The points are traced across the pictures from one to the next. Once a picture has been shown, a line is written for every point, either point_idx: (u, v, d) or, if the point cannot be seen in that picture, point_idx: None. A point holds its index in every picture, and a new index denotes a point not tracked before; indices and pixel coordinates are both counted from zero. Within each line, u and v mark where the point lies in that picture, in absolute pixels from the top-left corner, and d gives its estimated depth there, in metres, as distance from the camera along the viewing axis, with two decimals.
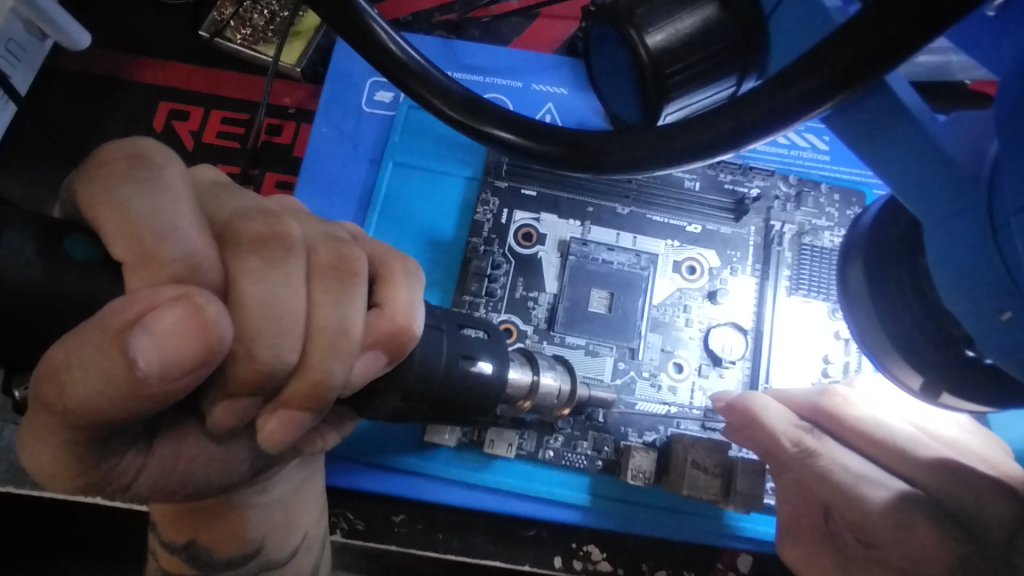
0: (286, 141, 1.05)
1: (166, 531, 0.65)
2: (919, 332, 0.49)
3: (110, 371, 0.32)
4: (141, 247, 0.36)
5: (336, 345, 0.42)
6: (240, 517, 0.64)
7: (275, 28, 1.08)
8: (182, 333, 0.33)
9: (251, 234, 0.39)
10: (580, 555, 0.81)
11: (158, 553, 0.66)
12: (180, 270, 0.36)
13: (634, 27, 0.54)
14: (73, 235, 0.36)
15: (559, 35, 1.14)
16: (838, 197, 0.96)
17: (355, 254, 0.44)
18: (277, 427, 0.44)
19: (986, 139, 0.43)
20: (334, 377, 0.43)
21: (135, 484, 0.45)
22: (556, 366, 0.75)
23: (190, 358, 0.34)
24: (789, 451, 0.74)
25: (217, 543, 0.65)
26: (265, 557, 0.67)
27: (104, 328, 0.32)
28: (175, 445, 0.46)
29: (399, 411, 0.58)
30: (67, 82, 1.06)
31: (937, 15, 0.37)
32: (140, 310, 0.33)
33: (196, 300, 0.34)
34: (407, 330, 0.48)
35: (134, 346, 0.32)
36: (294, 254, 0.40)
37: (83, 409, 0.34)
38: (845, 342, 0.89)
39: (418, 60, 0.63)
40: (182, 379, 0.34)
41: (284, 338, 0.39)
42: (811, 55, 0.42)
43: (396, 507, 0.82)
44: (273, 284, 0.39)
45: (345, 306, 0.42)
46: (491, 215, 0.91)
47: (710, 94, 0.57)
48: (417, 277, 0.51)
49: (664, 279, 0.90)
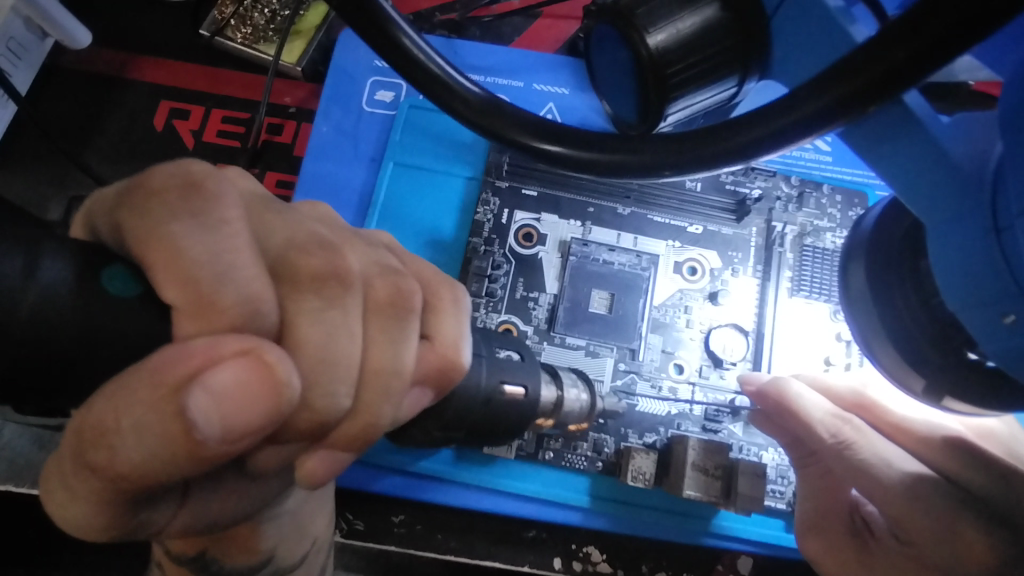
0: (286, 141, 1.04)
1: (172, 544, 0.61)
2: (923, 338, 0.48)
3: (166, 432, 0.32)
4: (195, 292, 0.34)
5: (389, 386, 0.41)
6: (255, 530, 0.63)
7: (276, 27, 1.07)
8: (246, 391, 0.33)
9: (308, 270, 0.38)
10: (580, 556, 0.82)
11: (165, 563, 0.63)
12: (239, 317, 0.35)
13: (635, 28, 0.54)
14: (112, 269, 0.34)
15: (560, 35, 1.14)
16: (839, 199, 0.95)
17: (411, 289, 0.43)
18: (318, 465, 0.44)
19: (989, 143, 0.43)
20: (383, 419, 0.42)
21: (166, 525, 0.43)
22: (578, 382, 0.74)
23: (252, 418, 0.33)
24: (824, 441, 0.72)
25: (230, 554, 0.63)
26: (275, 565, 0.66)
27: (160, 388, 0.31)
28: (209, 488, 0.45)
29: (439, 438, 0.62)
30: (67, 82, 1.06)
31: (978, 22, 0.36)
32: (200, 365, 0.32)
33: (263, 356, 0.33)
34: (456, 365, 0.47)
35: (194, 404, 0.31)
36: (352, 293, 0.39)
37: (134, 472, 0.33)
38: (847, 343, 0.89)
39: (423, 57, 0.62)
40: (243, 440, 0.34)
41: (339, 386, 0.39)
42: (834, 67, 0.42)
43: (396, 508, 0.82)
44: (333, 326, 0.38)
45: (399, 345, 0.42)
46: (491, 215, 0.90)
47: (711, 95, 0.57)
48: (465, 306, 0.50)
49: (665, 280, 0.90)
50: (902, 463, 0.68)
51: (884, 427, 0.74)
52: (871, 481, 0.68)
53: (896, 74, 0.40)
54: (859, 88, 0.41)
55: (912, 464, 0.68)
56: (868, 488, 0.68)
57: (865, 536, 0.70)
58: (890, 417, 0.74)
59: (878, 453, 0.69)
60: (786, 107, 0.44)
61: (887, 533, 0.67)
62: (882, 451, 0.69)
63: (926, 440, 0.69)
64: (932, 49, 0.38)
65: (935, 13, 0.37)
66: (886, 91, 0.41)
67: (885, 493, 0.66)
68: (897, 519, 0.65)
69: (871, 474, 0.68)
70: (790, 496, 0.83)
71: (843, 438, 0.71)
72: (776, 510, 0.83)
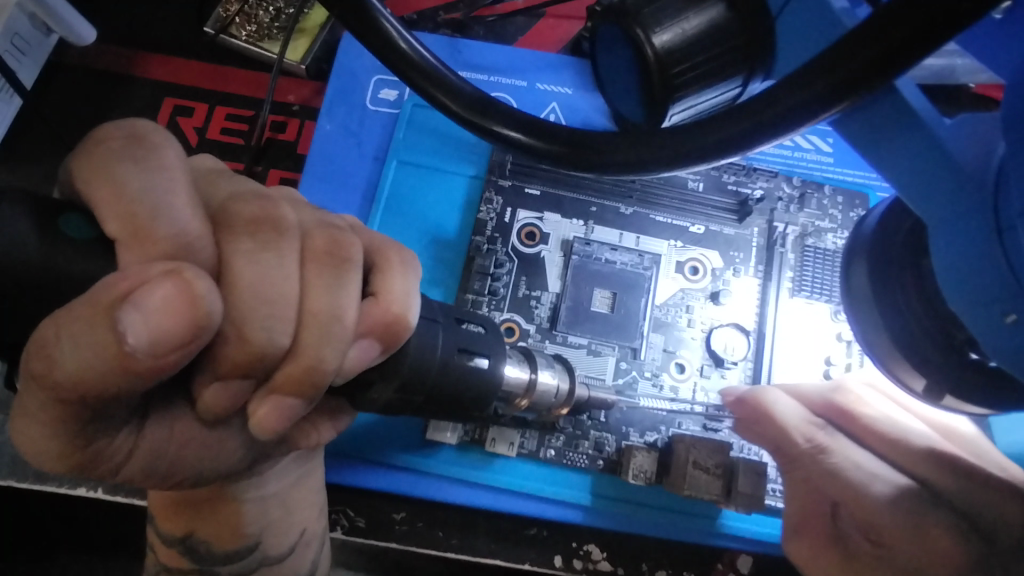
0: (291, 138, 1.05)
1: (164, 524, 0.65)
2: (922, 335, 0.49)
3: (99, 346, 0.32)
4: (132, 223, 0.36)
5: (328, 330, 0.42)
6: (235, 510, 0.65)
7: (281, 25, 1.07)
8: (171, 308, 0.33)
9: (245, 217, 0.40)
10: (580, 554, 0.82)
11: (156, 546, 0.67)
12: (171, 248, 0.37)
13: (641, 26, 0.54)
14: (68, 214, 0.36)
15: (564, 34, 1.14)
16: (841, 199, 0.96)
17: (349, 242, 0.44)
18: (268, 413, 0.43)
19: (992, 143, 0.43)
20: (326, 363, 0.42)
21: (124, 466, 0.46)
22: (554, 365, 0.75)
23: (179, 333, 0.34)
24: (800, 446, 0.75)
25: (216, 539, 0.65)
26: (262, 553, 0.67)
27: (93, 303, 0.32)
28: (163, 423, 0.46)
29: (393, 403, 0.57)
30: (70, 77, 1.06)
31: (943, 23, 0.38)
32: (129, 285, 0.32)
33: (185, 275, 0.33)
34: (402, 320, 0.47)
35: (123, 321, 0.32)
36: (287, 238, 0.40)
37: (74, 382, 0.34)
38: (848, 343, 0.89)
39: (429, 59, 0.63)
40: (173, 353, 0.34)
41: (276, 323, 0.40)
42: (819, 60, 0.42)
43: (396, 505, 0.82)
44: (266, 267, 0.39)
45: (339, 292, 0.42)
46: (494, 214, 0.91)
47: (714, 95, 0.58)
48: (413, 266, 0.50)
49: (666, 280, 0.90)
50: (869, 465, 0.74)
51: (853, 430, 0.77)
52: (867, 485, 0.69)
53: (888, 61, 0.40)
54: (848, 76, 0.41)
55: (879, 467, 0.74)
56: (841, 494, 0.72)
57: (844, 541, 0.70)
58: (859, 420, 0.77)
59: (846, 457, 0.74)
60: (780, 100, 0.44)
61: (858, 533, 0.70)
62: (852, 456, 0.74)
63: (905, 448, 0.73)
64: (918, 37, 0.39)
65: (908, 15, 0.38)
66: (879, 76, 0.41)
67: (858, 500, 0.71)
68: (868, 522, 0.70)
69: (841, 477, 0.73)
70: None
71: (816, 444, 0.75)
72: (777, 509, 0.83)
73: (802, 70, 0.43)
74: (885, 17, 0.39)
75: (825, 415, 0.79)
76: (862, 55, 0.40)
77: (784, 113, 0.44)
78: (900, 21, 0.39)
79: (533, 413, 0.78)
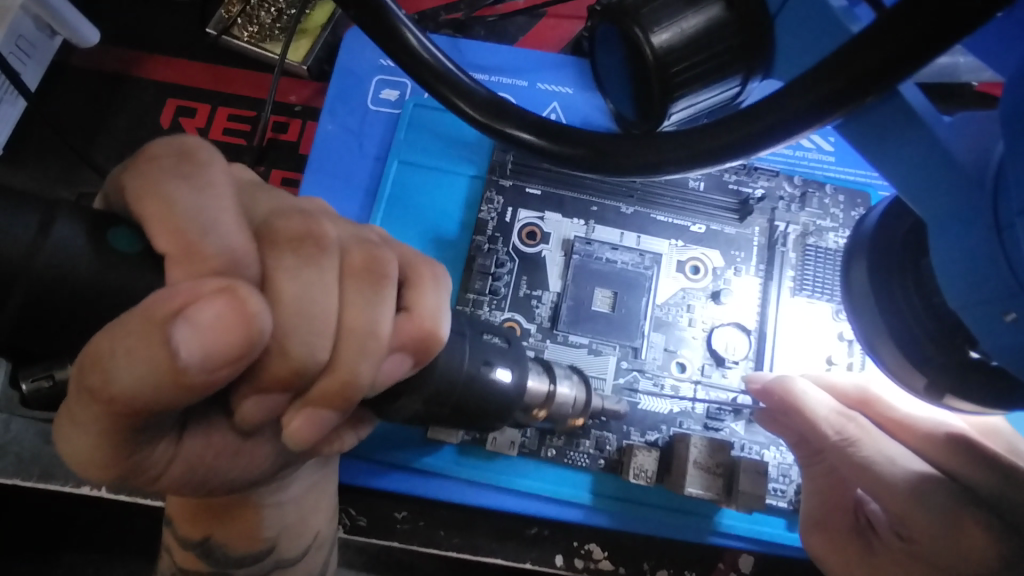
0: (292, 139, 1.05)
1: (182, 528, 0.65)
2: (925, 336, 0.49)
3: (153, 361, 0.33)
4: (184, 240, 0.37)
5: (365, 346, 0.42)
6: (256, 517, 0.65)
7: (283, 26, 1.08)
8: (224, 325, 0.33)
9: (288, 233, 0.40)
10: (582, 553, 0.82)
11: (165, 549, 0.67)
12: (222, 264, 0.37)
13: (639, 26, 0.54)
14: (116, 228, 0.36)
15: (565, 34, 1.14)
16: (843, 198, 0.96)
17: (386, 258, 0.43)
18: (301, 425, 0.43)
19: (990, 142, 0.43)
20: (362, 378, 0.42)
21: (165, 475, 0.46)
22: (572, 376, 0.76)
23: (231, 349, 0.34)
24: (829, 439, 0.72)
25: (233, 542, 0.65)
26: (278, 556, 0.68)
27: (149, 320, 0.32)
28: (202, 434, 0.47)
29: (420, 415, 0.58)
30: (74, 78, 1.06)
31: (949, 29, 0.37)
32: (183, 302, 0.32)
33: (240, 293, 0.34)
34: (434, 335, 0.47)
35: (178, 337, 0.32)
36: (327, 254, 0.40)
37: (126, 397, 0.34)
38: (849, 342, 0.89)
39: (442, 60, 0.63)
40: (223, 369, 0.34)
41: (317, 340, 0.40)
42: (823, 63, 0.42)
43: (398, 504, 0.83)
44: (309, 283, 0.39)
45: (377, 308, 0.42)
46: (495, 214, 0.91)
47: (714, 93, 0.58)
48: (445, 282, 0.50)
49: (667, 279, 0.90)
50: (906, 461, 0.69)
51: (885, 423, 0.75)
52: (875, 480, 0.68)
53: (888, 65, 0.40)
54: (852, 76, 0.41)
55: (917, 462, 0.68)
56: (874, 488, 0.68)
57: (870, 535, 0.70)
58: (888, 412, 0.75)
59: (886, 450, 0.69)
60: (775, 104, 0.44)
61: (889, 530, 0.68)
62: (885, 450, 0.69)
63: (930, 437, 0.70)
64: (918, 46, 0.38)
65: (915, 15, 0.38)
66: (882, 79, 0.40)
67: (891, 491, 0.67)
68: (901, 516, 0.66)
69: (874, 472, 0.68)
70: (791, 495, 0.83)
71: (848, 436, 0.71)
72: (778, 508, 0.83)
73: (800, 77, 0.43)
74: (892, 17, 0.39)
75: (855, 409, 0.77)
76: (864, 61, 0.40)
77: (784, 116, 0.44)
78: (896, 26, 0.39)
79: (549, 424, 0.78)
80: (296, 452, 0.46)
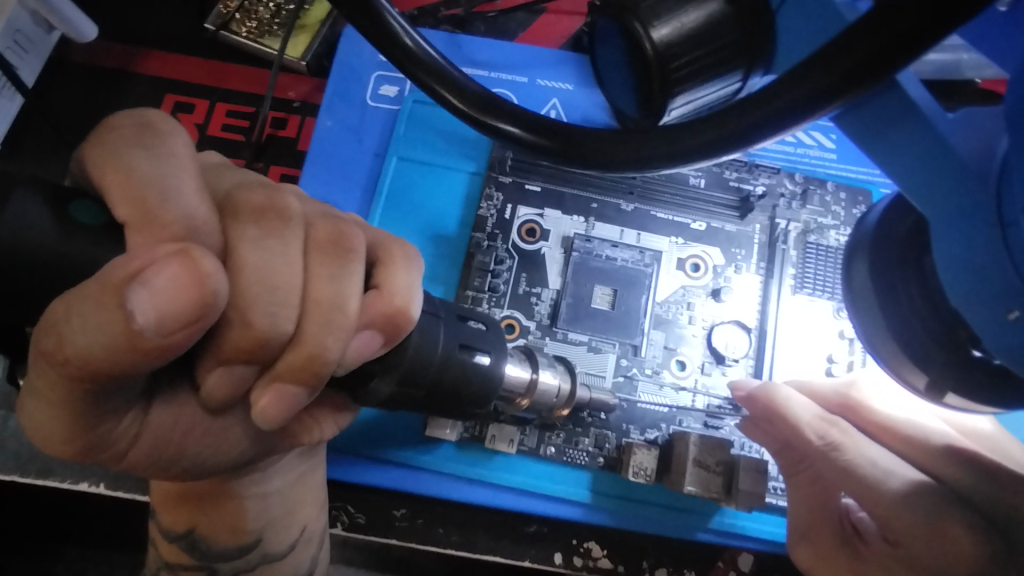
0: (291, 134, 1.05)
1: (165, 518, 0.65)
2: (927, 334, 0.48)
3: (107, 325, 0.33)
4: (142, 207, 0.38)
5: (331, 319, 0.42)
6: (238, 506, 0.65)
7: (281, 21, 1.07)
8: (178, 287, 0.33)
9: (252, 206, 0.41)
10: (580, 552, 0.82)
11: (158, 542, 0.67)
12: (181, 231, 0.38)
13: (639, 21, 0.54)
14: (79, 201, 0.36)
15: (565, 30, 1.14)
16: (844, 196, 0.95)
17: (352, 233, 0.45)
18: (271, 402, 0.44)
19: (995, 137, 0.42)
20: (328, 352, 0.43)
21: (130, 453, 0.47)
22: (556, 366, 0.75)
23: (185, 311, 0.34)
24: (813, 444, 0.71)
25: (216, 533, 0.65)
26: (264, 549, 0.67)
27: (104, 283, 0.32)
28: (169, 405, 0.47)
29: (395, 398, 0.57)
30: (72, 73, 1.06)
31: (963, 6, 0.37)
32: (139, 265, 0.33)
33: (194, 256, 0.34)
34: (405, 312, 0.48)
35: (132, 300, 0.33)
36: (291, 227, 0.41)
37: (80, 360, 0.35)
38: (850, 341, 0.89)
39: (431, 54, 0.63)
40: (178, 333, 0.35)
41: (280, 309, 0.40)
42: (826, 49, 0.41)
43: (397, 502, 0.82)
44: (271, 253, 0.40)
45: (341, 281, 0.43)
46: (495, 210, 0.91)
47: (715, 89, 0.57)
48: (417, 261, 0.51)
49: (667, 277, 0.90)
50: (888, 463, 0.68)
51: (869, 427, 0.74)
52: (858, 484, 0.67)
53: (891, 54, 0.39)
54: (853, 68, 0.40)
55: (899, 464, 0.68)
56: (860, 494, 0.66)
57: (858, 540, 0.68)
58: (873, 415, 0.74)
59: (867, 453, 0.69)
60: (770, 95, 0.44)
61: (877, 535, 0.66)
62: (868, 452, 0.68)
63: (910, 439, 0.70)
64: (912, 38, 0.38)
65: (908, 5, 0.38)
66: (879, 72, 0.40)
67: (876, 496, 0.65)
68: (885, 520, 0.64)
69: (856, 474, 0.67)
70: None
71: (830, 440, 0.70)
72: (777, 507, 0.83)
73: (799, 65, 0.42)
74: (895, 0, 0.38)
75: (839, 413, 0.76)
76: (863, 47, 0.39)
77: (781, 110, 0.43)
78: (899, 14, 0.38)
79: (535, 413, 0.78)
80: (267, 433, 0.46)
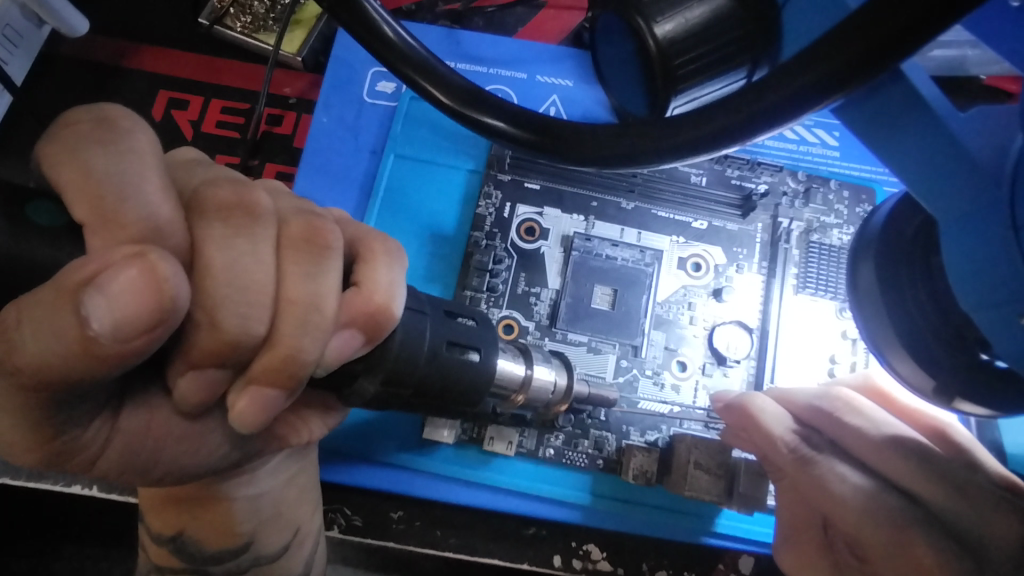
0: (286, 132, 1.03)
1: (153, 522, 0.65)
2: (932, 335, 0.47)
3: (61, 331, 0.33)
4: (100, 208, 0.36)
5: (307, 319, 0.42)
6: (225, 509, 0.63)
7: (276, 15, 1.06)
8: (134, 292, 0.32)
9: (218, 202, 0.39)
10: (580, 554, 0.81)
11: (147, 545, 0.66)
12: (142, 232, 0.36)
13: (642, 15, 0.53)
14: (37, 201, 0.35)
15: (565, 25, 1.12)
16: (847, 194, 0.94)
17: (327, 228, 0.44)
18: (247, 406, 0.43)
19: (1009, 137, 0.41)
20: (305, 352, 0.42)
21: (102, 458, 0.46)
22: (551, 361, 0.74)
23: (142, 317, 0.33)
24: (784, 455, 0.68)
25: (205, 537, 0.64)
26: (256, 552, 0.66)
27: (58, 288, 0.32)
28: (142, 410, 0.46)
29: (380, 397, 0.56)
30: (63, 68, 1.04)
31: (939, 15, 0.36)
32: (94, 269, 0.32)
33: (152, 260, 0.33)
34: (386, 310, 0.47)
35: (87, 305, 0.32)
36: (261, 223, 0.40)
37: (32, 368, 0.34)
38: (853, 342, 0.88)
39: (418, 49, 0.62)
40: (138, 339, 0.34)
41: (251, 310, 0.39)
42: (819, 45, 0.40)
43: (395, 504, 0.81)
44: (239, 253, 0.39)
45: (316, 279, 0.42)
46: (494, 208, 0.89)
47: (718, 87, 0.56)
48: (398, 256, 0.51)
49: (669, 276, 0.89)
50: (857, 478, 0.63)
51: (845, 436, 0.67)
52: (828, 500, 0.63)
53: (893, 45, 0.38)
54: (849, 62, 0.39)
55: (865, 479, 0.63)
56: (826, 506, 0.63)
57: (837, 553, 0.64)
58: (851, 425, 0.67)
59: (838, 467, 0.65)
60: (761, 91, 0.42)
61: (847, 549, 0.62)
62: (837, 467, 0.64)
63: (880, 448, 0.64)
64: (903, 37, 0.37)
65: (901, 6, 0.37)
66: (873, 67, 0.39)
67: (841, 509, 0.62)
68: (853, 535, 0.60)
69: (828, 488, 0.63)
70: None
71: (802, 454, 0.67)
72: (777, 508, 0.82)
73: (796, 57, 0.41)
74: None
75: (811, 422, 0.71)
76: (861, 44, 0.38)
77: (776, 106, 0.42)
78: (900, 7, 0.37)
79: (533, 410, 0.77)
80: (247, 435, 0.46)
